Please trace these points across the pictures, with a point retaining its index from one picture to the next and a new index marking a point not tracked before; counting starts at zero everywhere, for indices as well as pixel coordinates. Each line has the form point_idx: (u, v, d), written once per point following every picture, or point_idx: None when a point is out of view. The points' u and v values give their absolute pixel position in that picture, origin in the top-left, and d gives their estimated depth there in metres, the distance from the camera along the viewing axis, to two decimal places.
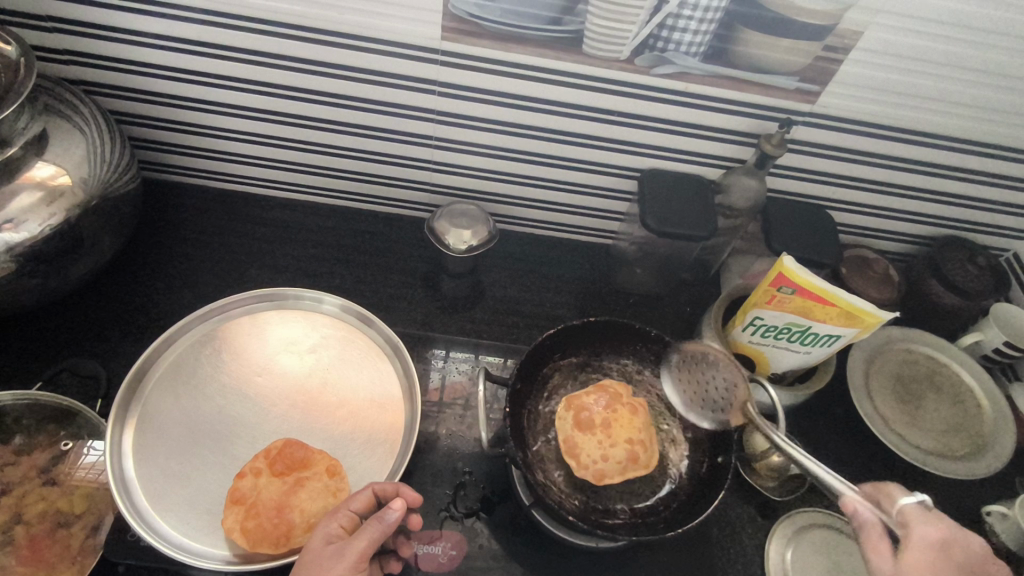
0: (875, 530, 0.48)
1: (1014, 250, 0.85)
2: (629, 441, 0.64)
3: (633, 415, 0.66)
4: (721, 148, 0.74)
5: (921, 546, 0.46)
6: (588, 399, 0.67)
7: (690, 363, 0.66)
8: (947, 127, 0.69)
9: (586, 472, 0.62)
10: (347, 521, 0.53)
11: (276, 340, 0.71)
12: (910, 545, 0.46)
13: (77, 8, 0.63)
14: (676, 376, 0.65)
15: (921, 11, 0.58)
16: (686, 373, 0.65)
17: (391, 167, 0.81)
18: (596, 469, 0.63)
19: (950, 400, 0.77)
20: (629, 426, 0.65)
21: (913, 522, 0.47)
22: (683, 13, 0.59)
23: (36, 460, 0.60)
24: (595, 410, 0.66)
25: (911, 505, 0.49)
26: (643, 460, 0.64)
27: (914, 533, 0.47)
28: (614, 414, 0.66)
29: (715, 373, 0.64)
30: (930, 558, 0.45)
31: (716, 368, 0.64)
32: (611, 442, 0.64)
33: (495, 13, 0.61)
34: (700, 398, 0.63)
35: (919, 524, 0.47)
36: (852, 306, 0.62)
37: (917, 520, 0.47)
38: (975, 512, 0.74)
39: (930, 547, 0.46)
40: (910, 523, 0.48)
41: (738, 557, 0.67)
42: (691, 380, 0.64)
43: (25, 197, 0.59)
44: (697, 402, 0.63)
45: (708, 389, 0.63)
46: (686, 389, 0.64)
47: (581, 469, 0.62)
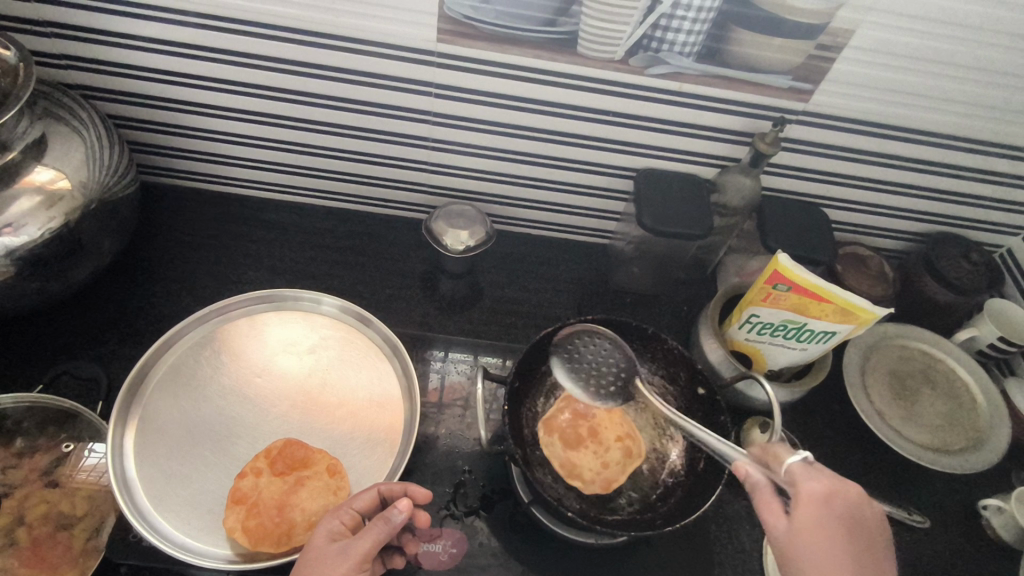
0: (764, 491, 0.49)
1: (1008, 246, 0.86)
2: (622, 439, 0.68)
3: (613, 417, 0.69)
4: (716, 147, 0.75)
5: (810, 503, 0.47)
6: (562, 418, 0.68)
7: (576, 349, 0.65)
8: (939, 124, 0.70)
9: (594, 486, 0.64)
10: (349, 519, 0.54)
11: (275, 341, 0.72)
12: (797, 502, 0.47)
13: (75, 13, 0.64)
14: (568, 364, 0.64)
15: (911, 9, 0.58)
16: (574, 358, 0.64)
17: (388, 169, 0.81)
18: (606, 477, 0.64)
19: (945, 395, 0.78)
20: (614, 428, 0.68)
21: (799, 479, 0.48)
22: (676, 13, 0.60)
23: (38, 463, 0.61)
24: (572, 425, 0.68)
25: (795, 462, 0.50)
26: (636, 450, 0.67)
27: (801, 491, 0.48)
28: (593, 423, 0.68)
29: (603, 355, 0.65)
30: (816, 514, 0.46)
31: (603, 351, 0.65)
32: (606, 447, 0.67)
33: (490, 15, 0.61)
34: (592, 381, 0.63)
35: (803, 480, 0.48)
36: (846, 302, 0.62)
37: (802, 477, 0.48)
38: (971, 506, 0.75)
39: (818, 503, 0.47)
40: (797, 481, 0.48)
41: (736, 553, 0.67)
42: (581, 367, 0.64)
43: (25, 200, 0.59)
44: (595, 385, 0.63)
45: (598, 371, 0.64)
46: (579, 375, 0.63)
47: (589, 485, 0.63)
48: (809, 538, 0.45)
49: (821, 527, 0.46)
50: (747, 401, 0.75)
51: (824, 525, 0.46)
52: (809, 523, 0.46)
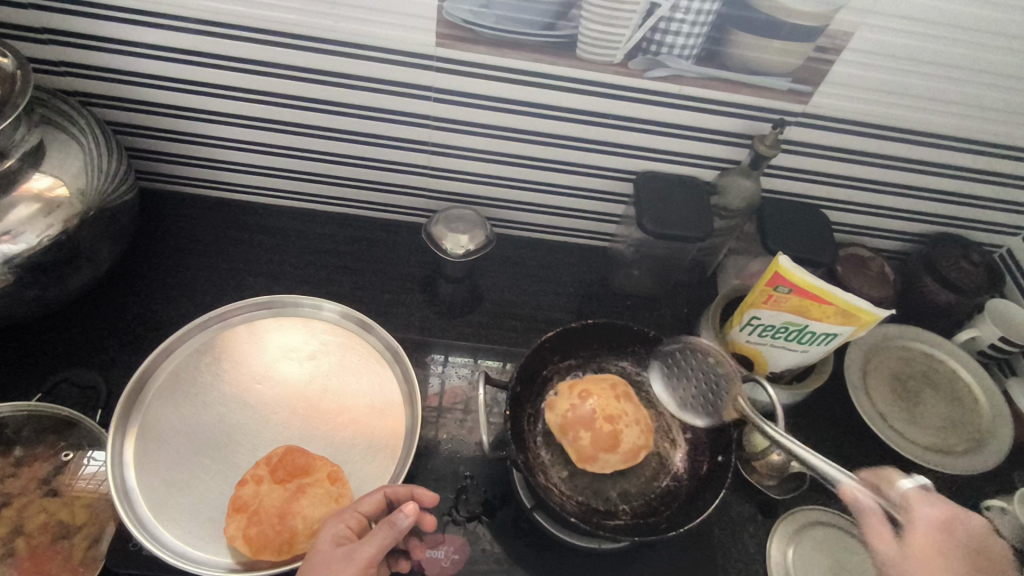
0: (875, 516, 0.49)
1: (1008, 246, 0.86)
2: (618, 391, 0.67)
3: (590, 394, 0.66)
4: (715, 149, 0.75)
5: (926, 530, 0.48)
6: (573, 438, 0.64)
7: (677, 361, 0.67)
8: (938, 125, 0.70)
9: (647, 436, 0.65)
10: (354, 522, 0.53)
11: (275, 348, 0.71)
12: (914, 528, 0.48)
13: (75, 20, 0.64)
14: (667, 374, 0.67)
15: (910, 11, 0.59)
16: (673, 370, 0.67)
17: (387, 173, 0.81)
18: (644, 426, 0.66)
19: (947, 396, 0.78)
20: (603, 398, 0.66)
21: (916, 505, 0.49)
22: (675, 16, 0.60)
23: (37, 472, 0.60)
24: (586, 433, 0.64)
25: (911, 489, 0.51)
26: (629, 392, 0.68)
27: (919, 517, 0.49)
28: (591, 415, 0.64)
29: (702, 369, 0.65)
30: (934, 541, 0.47)
31: (703, 366, 0.65)
32: (618, 410, 0.66)
33: (489, 19, 0.61)
34: (688, 396, 0.64)
35: (921, 508, 0.49)
36: (849, 304, 0.62)
37: (919, 504, 0.50)
38: (975, 507, 0.75)
39: (935, 533, 0.48)
40: (913, 506, 0.50)
41: (740, 558, 0.67)
42: (679, 382, 0.66)
43: (23, 208, 0.59)
44: (693, 401, 0.64)
45: (698, 386, 0.64)
46: (677, 386, 0.65)
47: (648, 440, 0.65)
48: (927, 562, 0.46)
49: (936, 554, 0.47)
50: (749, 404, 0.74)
51: (944, 552, 0.47)
52: (928, 549, 0.47)
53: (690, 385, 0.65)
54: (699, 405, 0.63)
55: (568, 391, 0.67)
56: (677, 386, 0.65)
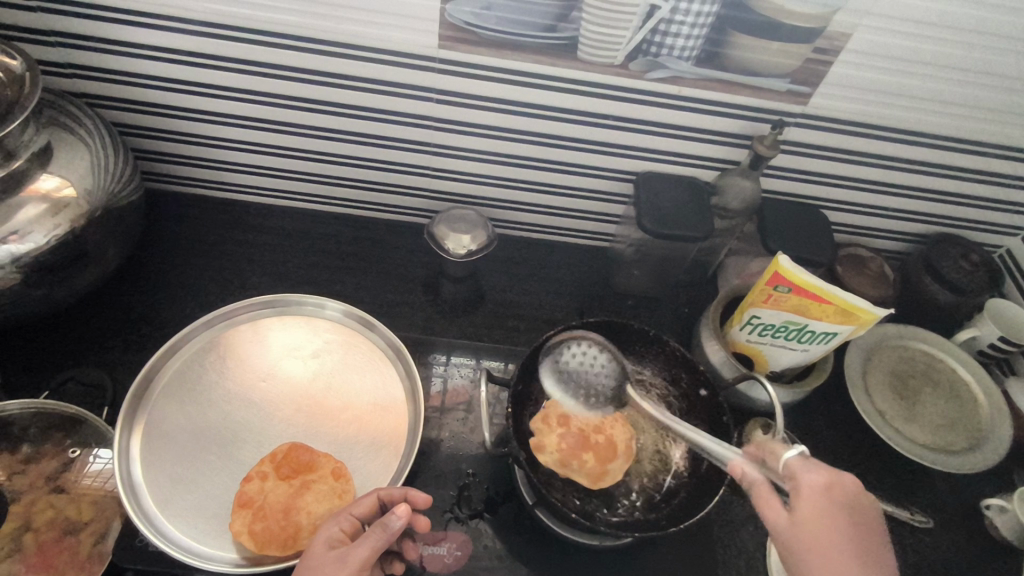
0: (762, 487, 0.50)
1: (1007, 246, 0.86)
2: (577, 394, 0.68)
3: (563, 422, 0.65)
4: (715, 150, 0.75)
5: (810, 495, 0.47)
6: (578, 466, 0.63)
7: (567, 360, 0.68)
8: (936, 125, 0.70)
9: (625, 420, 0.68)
10: (348, 525, 0.54)
11: (279, 346, 0.72)
12: (798, 494, 0.48)
13: (81, 22, 0.65)
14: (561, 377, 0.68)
15: (907, 13, 0.59)
16: (564, 368, 0.68)
17: (390, 174, 0.82)
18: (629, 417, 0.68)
19: (947, 396, 0.78)
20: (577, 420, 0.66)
21: (799, 471, 0.49)
22: (675, 18, 0.60)
23: (44, 469, 0.61)
24: (587, 455, 0.63)
25: (794, 457, 0.50)
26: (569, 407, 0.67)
27: (801, 482, 0.48)
28: (577, 441, 0.64)
29: (592, 365, 0.69)
30: (817, 504, 0.47)
31: (595, 360, 0.69)
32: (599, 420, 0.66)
33: (491, 21, 0.62)
34: (584, 392, 0.68)
35: (803, 473, 0.49)
36: (847, 303, 0.63)
37: (801, 469, 0.49)
38: (974, 506, 0.75)
39: (818, 495, 0.47)
40: (797, 473, 0.49)
41: (740, 554, 0.67)
42: (575, 381, 0.68)
43: (31, 209, 0.60)
44: (593, 396, 0.68)
45: (588, 382, 0.68)
46: (570, 385, 0.68)
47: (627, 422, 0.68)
48: (810, 528, 0.45)
49: (821, 516, 0.46)
50: (749, 403, 0.75)
51: (829, 513, 0.46)
52: (812, 512, 0.46)
53: (585, 381, 0.68)
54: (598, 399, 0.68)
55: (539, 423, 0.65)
56: (571, 386, 0.68)
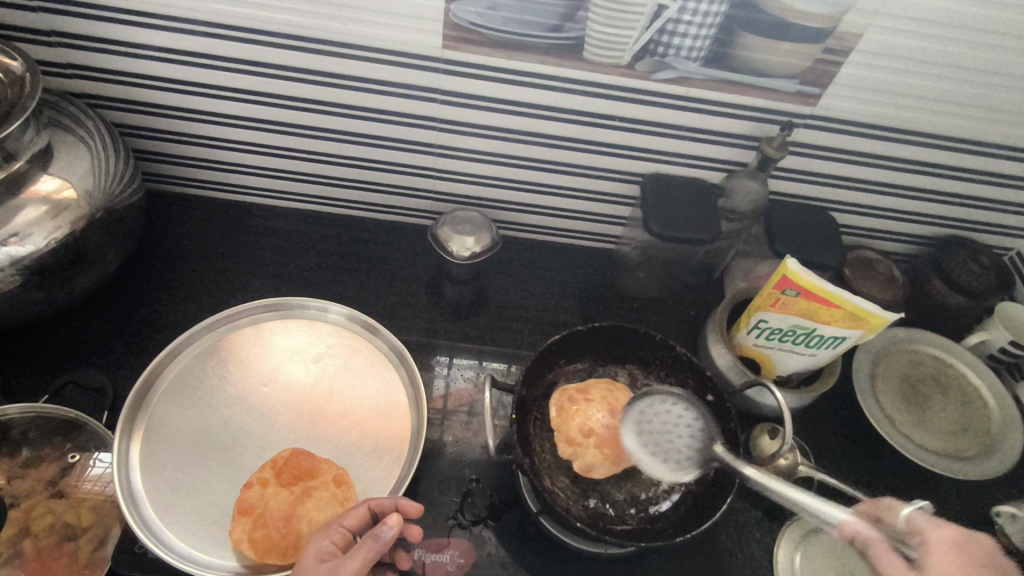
0: (882, 544, 0.52)
1: (1017, 248, 0.85)
2: (580, 390, 0.67)
3: (581, 431, 0.64)
4: (722, 151, 0.74)
5: (940, 549, 0.53)
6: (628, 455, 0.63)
7: (650, 416, 0.64)
8: (947, 127, 0.69)
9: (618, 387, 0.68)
10: (338, 537, 0.53)
11: (280, 350, 0.71)
12: (928, 549, 0.53)
13: (82, 23, 0.64)
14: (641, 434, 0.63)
15: (919, 13, 0.58)
16: (643, 423, 0.63)
17: (393, 175, 0.81)
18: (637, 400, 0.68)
19: (957, 401, 0.77)
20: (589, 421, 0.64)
21: (925, 528, 0.54)
22: (683, 18, 0.59)
23: (43, 473, 0.60)
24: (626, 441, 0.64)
25: (915, 514, 0.56)
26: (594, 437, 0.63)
27: (930, 537, 0.54)
28: (594, 440, 0.63)
29: (675, 421, 0.63)
30: (951, 557, 0.52)
31: (681, 416, 0.63)
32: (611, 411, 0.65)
33: (495, 21, 0.61)
34: (659, 451, 0.62)
35: (930, 529, 0.54)
36: (857, 307, 0.62)
37: (928, 525, 0.55)
38: (985, 513, 0.74)
39: (949, 547, 0.53)
40: (923, 529, 0.54)
41: (747, 562, 0.66)
42: (655, 438, 0.63)
43: (30, 211, 0.59)
44: (670, 457, 0.61)
45: (670, 441, 0.62)
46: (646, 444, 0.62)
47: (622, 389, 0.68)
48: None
49: (956, 569, 0.51)
50: (757, 407, 0.74)
51: (962, 566, 0.51)
52: (949, 566, 0.51)
53: (666, 439, 0.62)
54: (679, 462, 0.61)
55: (562, 438, 0.64)
56: (651, 443, 0.62)
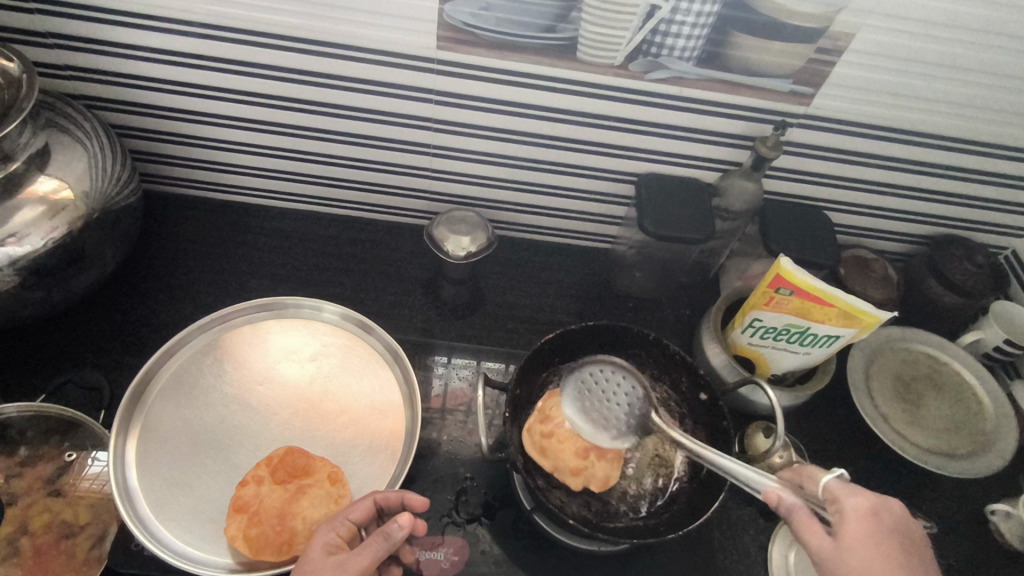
0: (802, 511, 0.49)
1: (1012, 248, 0.85)
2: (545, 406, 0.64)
3: (579, 449, 0.61)
4: (717, 151, 0.75)
5: (854, 520, 0.47)
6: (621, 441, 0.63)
7: (592, 385, 0.63)
8: (941, 126, 0.69)
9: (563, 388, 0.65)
10: (344, 530, 0.53)
11: (277, 349, 0.72)
12: (842, 519, 0.48)
13: (79, 24, 0.64)
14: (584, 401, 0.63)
15: (910, 13, 0.58)
16: (588, 391, 0.63)
17: (389, 175, 0.81)
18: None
19: (950, 399, 0.77)
20: (580, 435, 0.62)
21: (841, 495, 0.49)
22: (676, 18, 0.60)
23: (41, 472, 0.61)
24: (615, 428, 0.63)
25: (834, 481, 0.50)
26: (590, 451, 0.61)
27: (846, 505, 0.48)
28: (592, 451, 0.61)
29: (615, 391, 0.63)
30: (864, 529, 0.47)
31: (618, 386, 0.63)
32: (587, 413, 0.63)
33: (490, 21, 0.61)
34: (599, 419, 0.62)
35: (847, 495, 0.49)
36: (849, 306, 0.62)
37: (845, 491, 0.49)
38: (978, 511, 0.74)
39: (865, 517, 0.47)
40: (839, 497, 0.49)
41: (740, 559, 0.67)
42: (595, 406, 0.63)
43: (27, 211, 0.60)
44: (607, 425, 0.62)
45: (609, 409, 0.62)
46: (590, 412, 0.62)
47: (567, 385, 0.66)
48: (857, 550, 0.46)
49: (866, 542, 0.46)
50: (750, 406, 0.74)
51: (873, 538, 0.46)
52: (857, 537, 0.47)
53: (606, 409, 0.62)
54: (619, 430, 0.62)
55: (567, 466, 0.61)
56: (591, 412, 0.62)
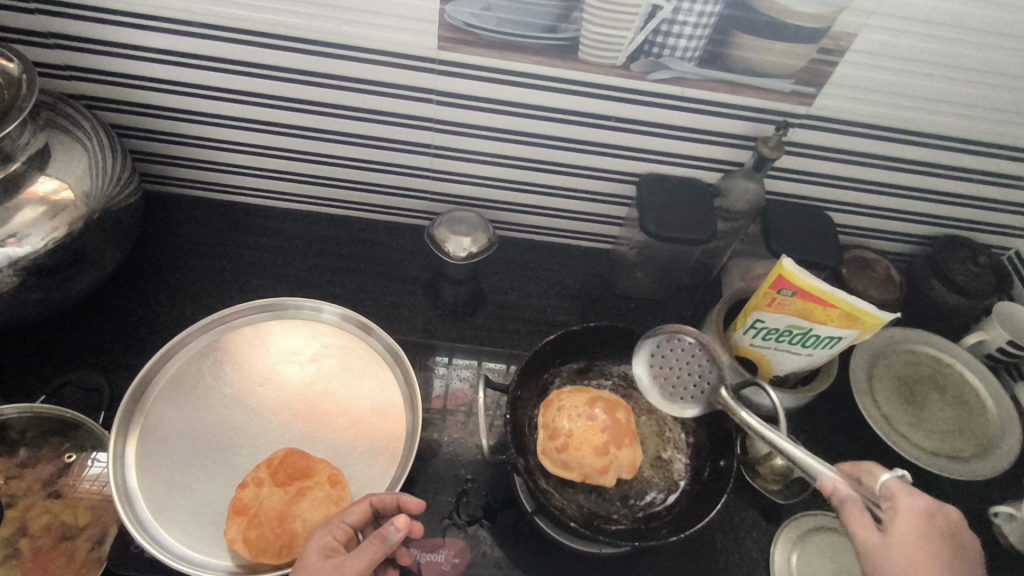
0: (853, 504, 0.48)
1: (1016, 248, 0.85)
2: (547, 423, 0.64)
3: (596, 447, 0.62)
4: (720, 151, 0.74)
5: (909, 518, 0.47)
6: (628, 426, 0.65)
7: (666, 353, 0.64)
8: (943, 126, 0.69)
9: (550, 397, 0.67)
10: (341, 533, 0.53)
11: (276, 350, 0.72)
12: (897, 516, 0.47)
13: (79, 24, 0.64)
14: (660, 367, 0.64)
15: (913, 12, 0.58)
16: (665, 358, 0.64)
17: (390, 176, 0.81)
18: (590, 393, 0.67)
19: (954, 401, 0.77)
20: (592, 434, 0.63)
21: (899, 494, 0.49)
22: (677, 18, 0.59)
23: (41, 473, 0.60)
24: (616, 415, 0.65)
25: (893, 480, 0.50)
26: (609, 445, 0.63)
27: (903, 505, 0.48)
28: (610, 443, 0.63)
29: (688, 360, 0.63)
30: (921, 530, 0.46)
31: (693, 354, 0.63)
32: (589, 413, 0.64)
33: (491, 22, 0.61)
34: (673, 386, 0.63)
35: (905, 496, 0.48)
36: (852, 307, 0.62)
37: (903, 492, 0.49)
38: (982, 514, 0.74)
39: (922, 517, 0.47)
40: (897, 496, 0.49)
41: (742, 562, 0.66)
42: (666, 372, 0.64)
43: (26, 212, 0.60)
44: (679, 394, 0.62)
45: (682, 376, 0.63)
46: (663, 377, 0.63)
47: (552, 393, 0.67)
48: (910, 550, 0.45)
49: (919, 540, 0.46)
50: (752, 407, 0.74)
51: (927, 538, 0.46)
52: (910, 535, 0.46)
53: (678, 375, 0.63)
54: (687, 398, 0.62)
55: (593, 468, 0.61)
56: (663, 377, 0.63)
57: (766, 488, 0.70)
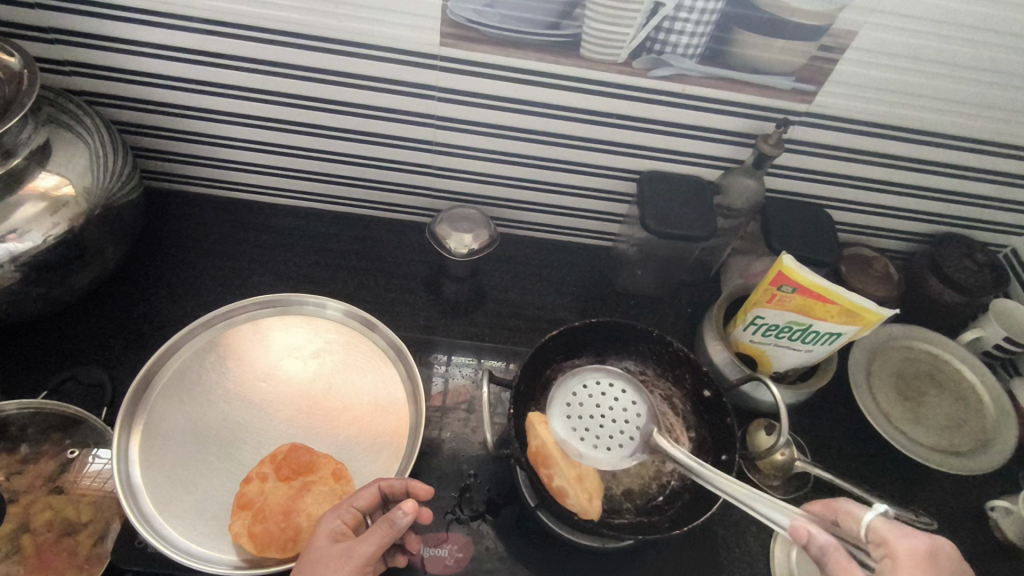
0: (834, 552, 0.46)
1: (1012, 246, 0.86)
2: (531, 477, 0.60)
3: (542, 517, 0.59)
4: (720, 149, 0.75)
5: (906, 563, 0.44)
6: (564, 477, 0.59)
7: (589, 400, 0.68)
8: (942, 124, 0.69)
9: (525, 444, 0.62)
10: (350, 517, 0.53)
11: (279, 347, 0.72)
12: (892, 562, 0.45)
13: (80, 20, 0.64)
14: (578, 415, 0.66)
15: (913, 11, 0.59)
16: (584, 405, 0.67)
17: (391, 173, 0.81)
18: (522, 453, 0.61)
19: (952, 397, 0.77)
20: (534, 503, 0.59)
21: (892, 538, 0.46)
22: (679, 15, 0.60)
23: (43, 469, 0.60)
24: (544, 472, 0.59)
25: (881, 522, 0.48)
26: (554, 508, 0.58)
27: (896, 548, 0.46)
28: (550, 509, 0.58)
29: (610, 408, 0.67)
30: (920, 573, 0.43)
31: (613, 402, 0.68)
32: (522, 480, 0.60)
33: (493, 18, 0.61)
34: (594, 438, 0.65)
35: (897, 538, 0.46)
36: (853, 303, 0.62)
37: (895, 535, 0.46)
38: (979, 508, 0.75)
39: (920, 560, 0.44)
40: (889, 540, 0.46)
41: (743, 557, 0.67)
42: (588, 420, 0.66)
43: (29, 207, 0.59)
44: (601, 444, 0.65)
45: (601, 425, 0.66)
46: (582, 427, 0.66)
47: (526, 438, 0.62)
48: None
49: None
50: (753, 403, 0.74)
51: None
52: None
53: (598, 424, 0.66)
54: (619, 447, 0.65)
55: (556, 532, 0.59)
56: (582, 426, 0.66)
57: (766, 483, 0.71)
